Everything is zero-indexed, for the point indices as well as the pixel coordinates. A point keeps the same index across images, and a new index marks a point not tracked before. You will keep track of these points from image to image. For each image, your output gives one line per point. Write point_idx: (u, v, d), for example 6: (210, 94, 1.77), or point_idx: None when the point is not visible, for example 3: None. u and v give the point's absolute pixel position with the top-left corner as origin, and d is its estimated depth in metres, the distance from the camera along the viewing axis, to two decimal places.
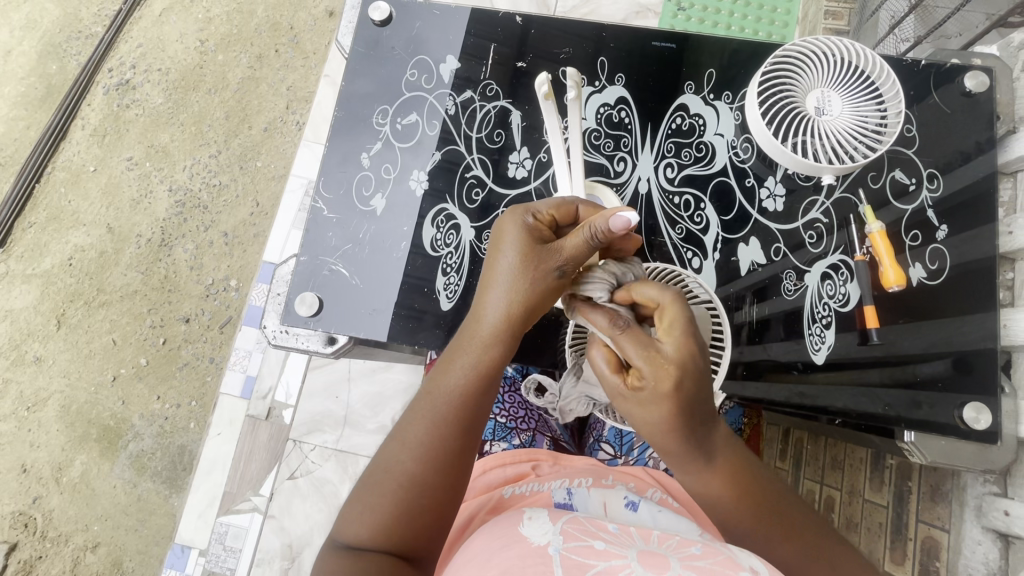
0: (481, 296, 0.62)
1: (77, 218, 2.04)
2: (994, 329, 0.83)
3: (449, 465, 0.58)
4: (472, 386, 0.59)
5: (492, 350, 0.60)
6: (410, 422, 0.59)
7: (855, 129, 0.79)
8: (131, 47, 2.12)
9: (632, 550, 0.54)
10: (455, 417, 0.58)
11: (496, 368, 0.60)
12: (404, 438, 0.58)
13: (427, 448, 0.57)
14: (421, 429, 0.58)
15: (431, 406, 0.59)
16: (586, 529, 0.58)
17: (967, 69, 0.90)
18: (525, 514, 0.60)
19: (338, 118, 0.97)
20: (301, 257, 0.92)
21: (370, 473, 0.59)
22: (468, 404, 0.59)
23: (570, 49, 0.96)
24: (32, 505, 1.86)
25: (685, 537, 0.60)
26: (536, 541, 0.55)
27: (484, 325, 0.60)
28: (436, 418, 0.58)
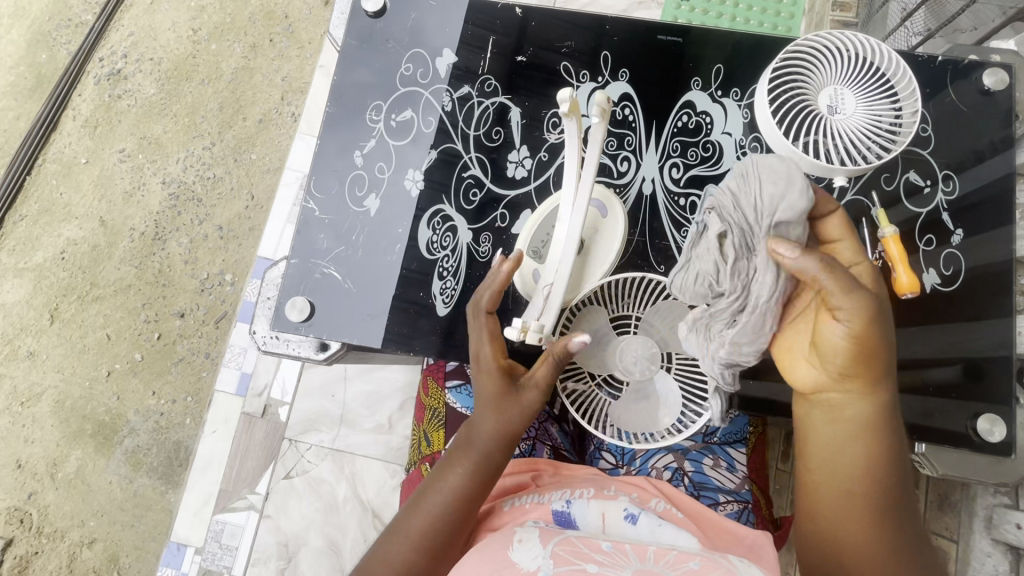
0: (476, 418, 0.71)
1: (69, 211, 2.00)
2: (1010, 336, 0.80)
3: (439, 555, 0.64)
4: (467, 494, 0.67)
5: (484, 466, 0.68)
6: (413, 514, 0.66)
7: (869, 128, 0.76)
8: (123, 35, 2.07)
9: (627, 571, 0.56)
10: (451, 520, 0.65)
11: (489, 476, 0.68)
12: (406, 526, 0.65)
13: (424, 537, 0.64)
14: (422, 522, 0.65)
15: (430, 502, 0.66)
16: (578, 550, 0.59)
17: (985, 65, 0.86)
18: (516, 536, 0.62)
19: (330, 115, 0.94)
20: (293, 259, 0.89)
21: (374, 552, 0.65)
22: (465, 506, 0.66)
23: (572, 42, 0.93)
24: (27, 501, 1.85)
25: (682, 551, 0.62)
26: (526, 567, 0.56)
27: (479, 439, 0.69)
28: (435, 514, 0.65)
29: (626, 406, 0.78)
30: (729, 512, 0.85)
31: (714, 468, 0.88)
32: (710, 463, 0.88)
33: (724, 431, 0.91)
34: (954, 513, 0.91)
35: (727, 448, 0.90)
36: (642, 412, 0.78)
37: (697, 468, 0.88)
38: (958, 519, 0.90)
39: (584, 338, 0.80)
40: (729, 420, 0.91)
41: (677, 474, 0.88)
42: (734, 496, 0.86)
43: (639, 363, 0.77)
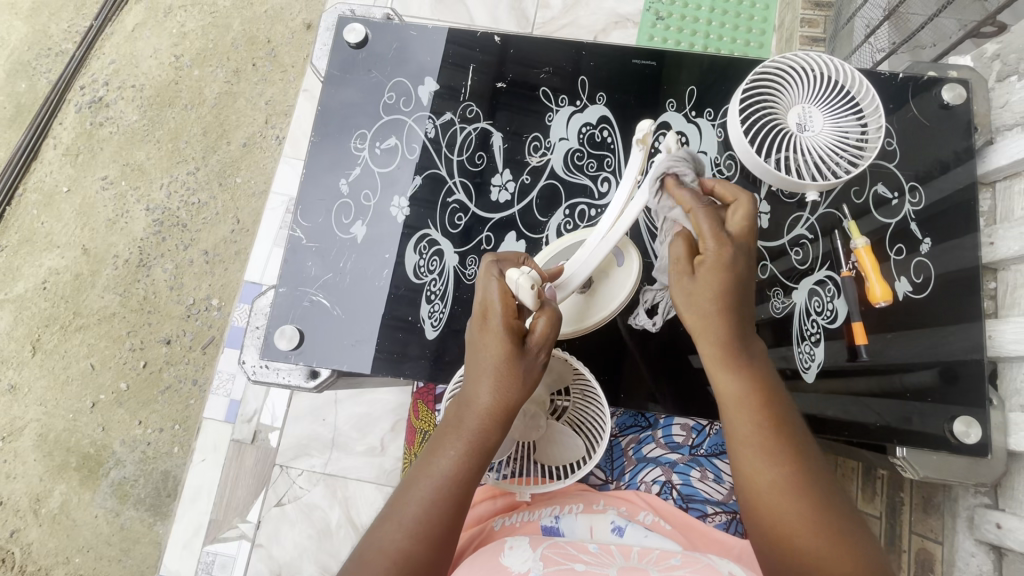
0: (468, 391, 0.65)
1: (51, 240, 1.98)
2: (978, 340, 0.83)
3: (438, 544, 0.59)
4: (460, 470, 0.62)
5: (480, 436, 0.63)
6: (407, 499, 0.61)
7: (837, 144, 0.79)
8: (104, 63, 2.07)
9: (612, 568, 0.62)
10: (445, 496, 0.61)
11: (483, 455, 0.64)
12: (399, 516, 0.60)
13: (423, 525, 0.59)
14: (416, 504, 0.60)
15: (420, 488, 0.61)
16: (566, 552, 0.64)
17: (944, 81, 0.90)
18: (506, 544, 0.67)
19: (315, 144, 0.95)
20: (280, 288, 0.89)
21: (364, 544, 0.60)
22: (459, 490, 0.62)
23: (550, 68, 0.95)
24: (10, 538, 1.80)
25: (664, 550, 0.68)
26: (517, 569, 0.61)
27: (474, 413, 0.64)
28: (429, 498, 0.61)
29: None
30: (718, 523, 0.85)
31: (702, 480, 0.89)
32: (698, 476, 0.89)
33: (711, 442, 0.92)
34: (938, 514, 0.93)
35: (714, 460, 0.90)
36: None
37: (685, 481, 0.89)
38: (942, 520, 0.92)
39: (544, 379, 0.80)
40: (714, 431, 0.92)
41: (666, 487, 0.89)
42: (723, 507, 0.87)
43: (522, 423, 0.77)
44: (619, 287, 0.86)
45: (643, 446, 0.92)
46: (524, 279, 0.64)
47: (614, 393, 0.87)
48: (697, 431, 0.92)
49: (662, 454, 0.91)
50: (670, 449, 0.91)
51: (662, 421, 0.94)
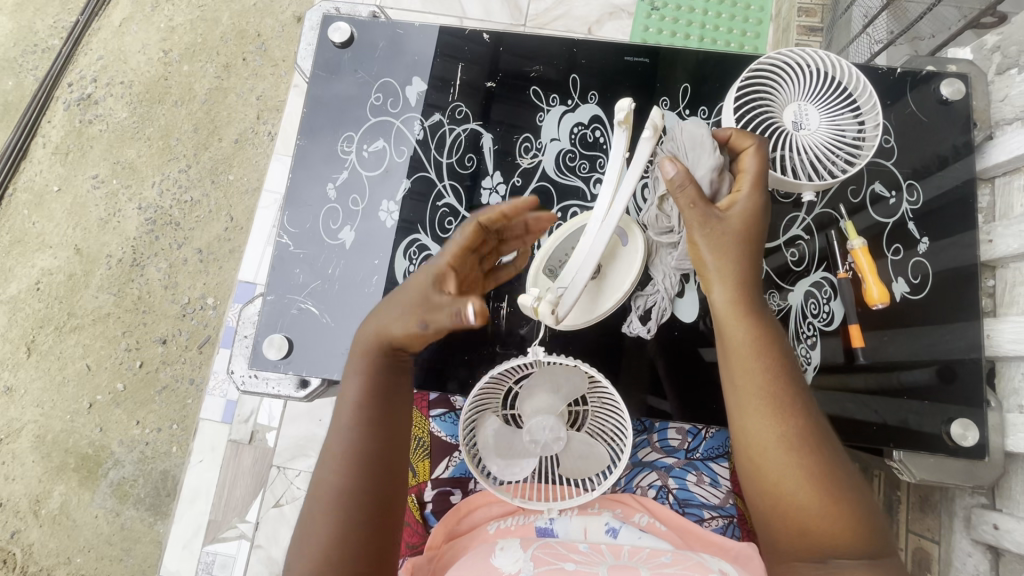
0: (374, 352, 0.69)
1: (43, 240, 1.95)
2: (976, 340, 0.82)
3: (365, 496, 0.62)
4: (364, 425, 0.65)
5: (378, 389, 0.67)
6: (325, 475, 0.63)
7: (833, 143, 0.78)
8: (91, 59, 2.04)
9: (602, 568, 0.62)
10: (359, 451, 0.63)
11: (386, 405, 0.67)
12: (322, 484, 0.62)
13: (347, 482, 0.62)
14: (333, 471, 0.63)
15: (336, 451, 0.64)
16: (555, 552, 0.64)
17: (943, 75, 0.89)
18: (496, 545, 0.66)
19: (300, 148, 0.93)
20: (268, 296, 0.88)
21: (302, 521, 0.63)
22: (370, 440, 0.64)
23: (541, 66, 0.93)
24: (11, 539, 1.80)
25: (655, 548, 0.68)
26: (507, 570, 0.61)
27: (364, 372, 0.67)
28: (342, 458, 0.63)
29: (504, 432, 0.74)
30: (714, 528, 0.86)
31: (698, 484, 0.89)
32: (694, 480, 0.89)
33: (706, 446, 0.92)
34: (935, 513, 0.93)
35: (710, 464, 0.90)
36: (502, 446, 0.74)
37: (681, 485, 0.89)
38: (939, 519, 0.92)
39: (548, 387, 0.73)
40: (710, 435, 0.92)
41: (661, 491, 0.89)
42: (720, 510, 0.87)
43: (542, 438, 0.73)
44: (625, 271, 0.81)
45: (638, 450, 0.91)
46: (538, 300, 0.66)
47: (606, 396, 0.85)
48: (693, 435, 0.92)
49: (658, 458, 0.91)
50: (665, 453, 0.91)
51: (658, 424, 0.92)
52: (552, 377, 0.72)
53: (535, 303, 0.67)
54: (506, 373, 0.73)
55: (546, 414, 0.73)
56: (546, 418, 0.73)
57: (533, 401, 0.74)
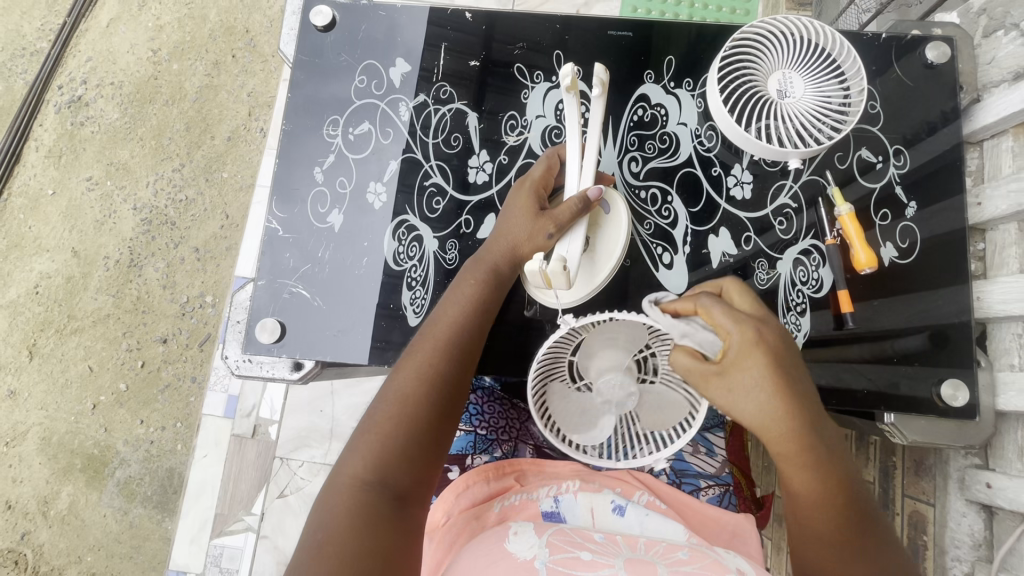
0: (439, 309, 0.69)
1: (39, 244, 1.96)
2: (967, 302, 0.83)
3: (422, 443, 0.60)
4: (437, 366, 0.63)
5: (454, 345, 0.65)
6: (396, 394, 0.61)
7: (818, 110, 0.78)
8: (80, 61, 2.03)
9: (620, 560, 0.62)
10: (421, 391, 0.61)
11: (456, 361, 0.64)
12: (378, 419, 0.60)
13: (404, 420, 0.59)
14: (404, 389, 0.61)
15: (400, 386, 0.61)
16: (573, 540, 0.65)
17: (928, 40, 0.89)
18: (511, 529, 0.66)
19: (286, 133, 0.93)
20: (259, 281, 0.88)
21: (346, 454, 0.59)
22: (435, 390, 0.62)
23: (524, 44, 0.93)
24: (22, 541, 1.82)
25: (670, 542, 0.68)
26: (523, 556, 0.61)
27: (442, 323, 0.67)
28: (403, 394, 0.61)
29: (571, 397, 0.72)
30: (711, 497, 0.87)
31: (695, 455, 0.90)
32: (691, 451, 0.90)
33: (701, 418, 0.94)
34: (930, 477, 0.94)
35: (705, 434, 0.93)
36: (565, 411, 0.72)
37: (678, 456, 0.90)
38: (934, 483, 0.93)
39: (604, 346, 0.69)
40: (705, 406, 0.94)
41: (658, 463, 0.89)
42: (716, 480, 0.88)
43: (615, 397, 0.70)
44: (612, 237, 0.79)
45: None
46: (544, 267, 0.67)
47: None
48: None
49: None
50: None
51: None
52: (607, 337, 0.68)
53: (543, 269, 0.67)
54: (559, 346, 0.68)
55: (613, 371, 0.69)
56: (609, 377, 0.69)
57: (596, 363, 0.70)
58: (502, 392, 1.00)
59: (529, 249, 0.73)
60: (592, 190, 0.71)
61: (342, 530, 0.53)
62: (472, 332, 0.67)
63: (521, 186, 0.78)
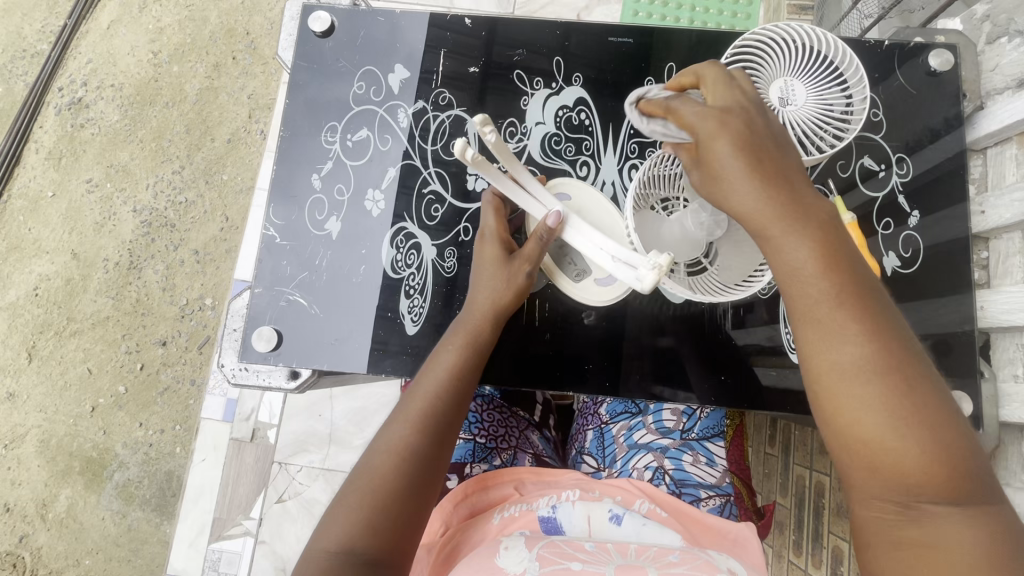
0: (420, 377, 0.70)
1: (39, 246, 1.95)
2: (971, 311, 0.82)
3: (395, 515, 0.59)
4: (414, 439, 0.63)
5: (434, 416, 0.65)
6: (370, 471, 0.61)
7: (822, 116, 0.75)
8: (81, 62, 2.02)
9: (609, 568, 0.62)
10: (396, 465, 0.61)
11: (433, 433, 0.64)
12: (354, 492, 0.60)
13: (378, 493, 0.59)
14: (380, 464, 0.61)
15: (377, 460, 0.61)
16: (562, 551, 0.64)
17: (931, 47, 0.88)
18: (501, 544, 0.66)
19: (284, 139, 0.93)
20: (256, 288, 0.88)
21: (322, 527, 0.59)
22: (410, 463, 0.61)
23: (524, 50, 0.93)
24: (20, 543, 1.81)
25: (662, 547, 0.67)
26: (512, 571, 0.61)
27: (423, 393, 0.67)
28: (379, 469, 0.61)
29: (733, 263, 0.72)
30: (712, 507, 0.85)
31: (694, 464, 0.90)
32: (690, 460, 0.90)
33: (701, 426, 0.94)
34: None
35: (705, 444, 0.92)
36: (749, 238, 0.71)
37: (678, 465, 0.89)
38: None
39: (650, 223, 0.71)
40: (704, 415, 0.94)
41: (658, 473, 0.88)
42: (716, 490, 0.87)
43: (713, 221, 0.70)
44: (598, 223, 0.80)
45: (634, 433, 0.93)
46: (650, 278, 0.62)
47: (601, 381, 0.86)
48: (688, 416, 0.94)
49: (653, 440, 0.92)
50: (661, 435, 0.92)
51: (653, 407, 0.95)
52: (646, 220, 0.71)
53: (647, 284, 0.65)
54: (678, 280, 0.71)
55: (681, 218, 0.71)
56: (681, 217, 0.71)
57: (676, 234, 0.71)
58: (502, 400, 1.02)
59: (513, 292, 0.75)
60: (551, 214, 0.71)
61: None
62: (452, 403, 0.67)
63: (484, 239, 0.79)
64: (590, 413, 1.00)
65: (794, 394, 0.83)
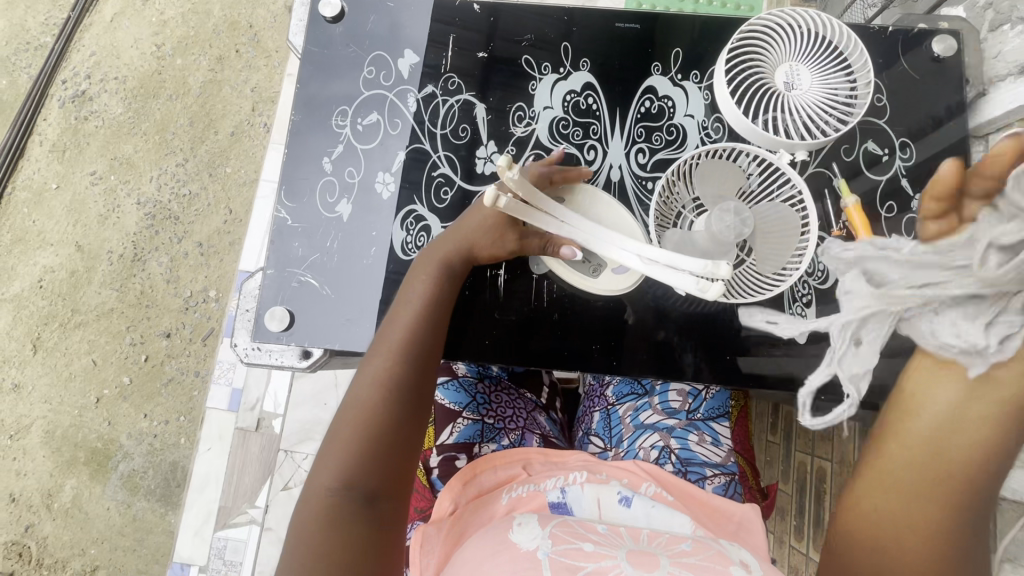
0: (391, 317, 0.74)
1: (43, 238, 1.96)
2: None
3: (386, 441, 0.63)
4: (391, 370, 0.67)
5: (407, 351, 0.69)
6: (358, 405, 0.65)
7: (826, 102, 0.79)
8: (84, 56, 2.03)
9: (622, 551, 0.62)
10: (377, 398, 0.65)
11: (408, 362, 0.68)
12: (341, 432, 0.63)
13: (365, 427, 0.63)
14: (366, 397, 0.65)
15: (359, 395, 0.66)
16: (575, 531, 0.65)
17: (934, 33, 0.89)
18: (515, 520, 0.67)
19: (294, 123, 0.94)
20: (268, 270, 0.89)
21: (316, 466, 0.63)
22: (391, 391, 0.66)
23: (532, 35, 0.94)
24: (26, 533, 1.83)
25: (674, 534, 0.69)
26: (526, 546, 0.61)
27: (395, 330, 0.71)
28: (362, 402, 0.65)
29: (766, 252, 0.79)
30: (717, 485, 0.87)
31: (700, 443, 0.91)
32: (696, 439, 0.91)
33: (707, 407, 0.95)
34: None
35: (711, 424, 0.93)
36: (777, 228, 0.79)
37: (683, 445, 0.91)
38: None
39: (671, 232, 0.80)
40: (710, 396, 0.95)
41: (664, 452, 0.90)
42: (721, 469, 0.89)
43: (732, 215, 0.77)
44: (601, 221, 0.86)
45: (640, 413, 0.94)
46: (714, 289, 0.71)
47: (608, 361, 0.87)
48: (694, 397, 0.95)
49: (659, 420, 0.93)
50: (667, 415, 0.94)
51: (659, 388, 0.96)
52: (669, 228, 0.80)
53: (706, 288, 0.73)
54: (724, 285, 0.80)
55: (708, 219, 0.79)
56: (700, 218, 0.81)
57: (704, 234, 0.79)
58: (509, 381, 1.03)
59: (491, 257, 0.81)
60: (567, 249, 0.78)
61: (323, 530, 0.57)
62: (423, 335, 0.71)
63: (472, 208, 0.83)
64: (597, 395, 1.01)
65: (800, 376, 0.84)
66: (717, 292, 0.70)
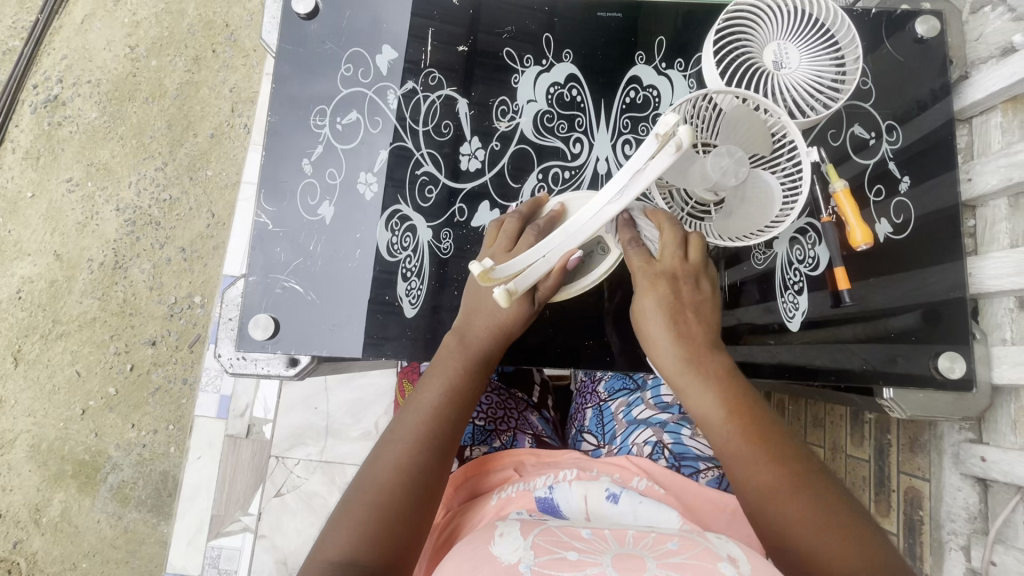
0: (416, 394, 0.74)
1: (20, 248, 1.91)
2: (961, 277, 0.83)
3: (391, 524, 0.62)
4: (414, 458, 0.67)
5: (428, 441, 0.69)
6: (377, 480, 0.65)
7: (813, 81, 0.77)
8: (55, 59, 1.97)
9: (607, 557, 0.52)
10: (394, 481, 0.65)
11: (431, 448, 0.69)
12: (353, 508, 0.63)
13: (375, 512, 0.63)
14: (384, 477, 0.66)
15: (376, 475, 0.66)
16: (558, 539, 0.55)
17: (917, 15, 0.89)
18: (496, 530, 0.58)
19: (272, 125, 0.91)
20: (250, 276, 0.86)
21: (322, 537, 0.63)
22: (410, 477, 0.66)
23: (513, 27, 0.92)
24: (14, 550, 1.79)
25: (660, 531, 0.58)
26: (506, 560, 0.52)
27: (422, 411, 0.71)
28: (378, 481, 0.65)
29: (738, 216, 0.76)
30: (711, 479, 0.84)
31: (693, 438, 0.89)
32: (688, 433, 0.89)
33: None
34: (925, 453, 0.95)
35: None
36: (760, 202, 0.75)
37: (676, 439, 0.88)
38: (929, 458, 0.94)
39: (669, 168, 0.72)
40: None
41: (657, 447, 0.87)
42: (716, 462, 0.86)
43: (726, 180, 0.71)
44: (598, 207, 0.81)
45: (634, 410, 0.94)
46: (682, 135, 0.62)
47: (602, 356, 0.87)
48: None
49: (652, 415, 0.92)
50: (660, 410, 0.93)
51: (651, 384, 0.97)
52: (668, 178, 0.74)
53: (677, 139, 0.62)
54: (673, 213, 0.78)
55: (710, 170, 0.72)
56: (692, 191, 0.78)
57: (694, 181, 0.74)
58: (500, 382, 1.03)
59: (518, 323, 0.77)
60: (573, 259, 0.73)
61: None
62: (452, 421, 0.71)
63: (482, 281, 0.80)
64: (589, 391, 1.03)
65: (791, 367, 0.84)
66: (687, 131, 0.61)
